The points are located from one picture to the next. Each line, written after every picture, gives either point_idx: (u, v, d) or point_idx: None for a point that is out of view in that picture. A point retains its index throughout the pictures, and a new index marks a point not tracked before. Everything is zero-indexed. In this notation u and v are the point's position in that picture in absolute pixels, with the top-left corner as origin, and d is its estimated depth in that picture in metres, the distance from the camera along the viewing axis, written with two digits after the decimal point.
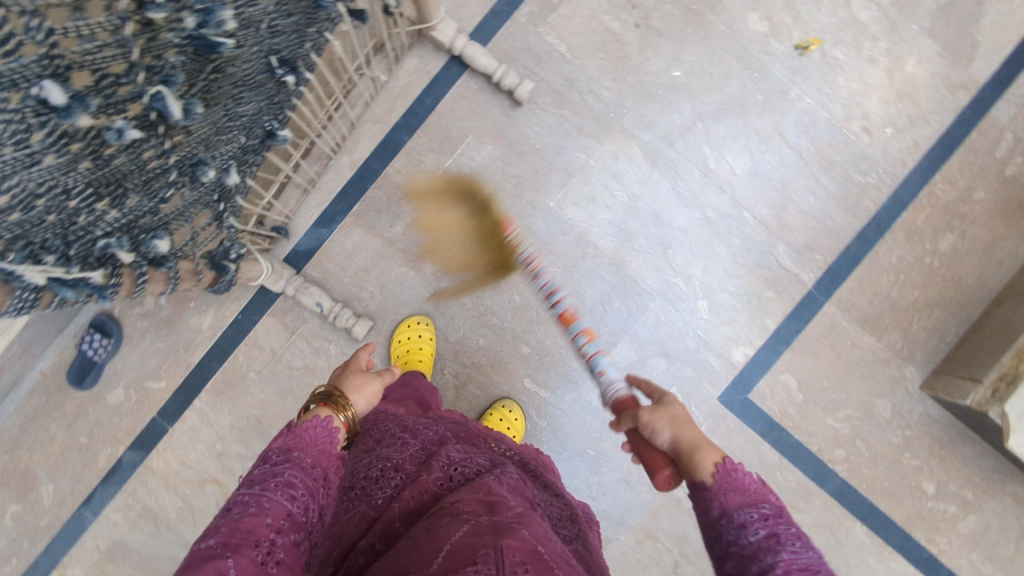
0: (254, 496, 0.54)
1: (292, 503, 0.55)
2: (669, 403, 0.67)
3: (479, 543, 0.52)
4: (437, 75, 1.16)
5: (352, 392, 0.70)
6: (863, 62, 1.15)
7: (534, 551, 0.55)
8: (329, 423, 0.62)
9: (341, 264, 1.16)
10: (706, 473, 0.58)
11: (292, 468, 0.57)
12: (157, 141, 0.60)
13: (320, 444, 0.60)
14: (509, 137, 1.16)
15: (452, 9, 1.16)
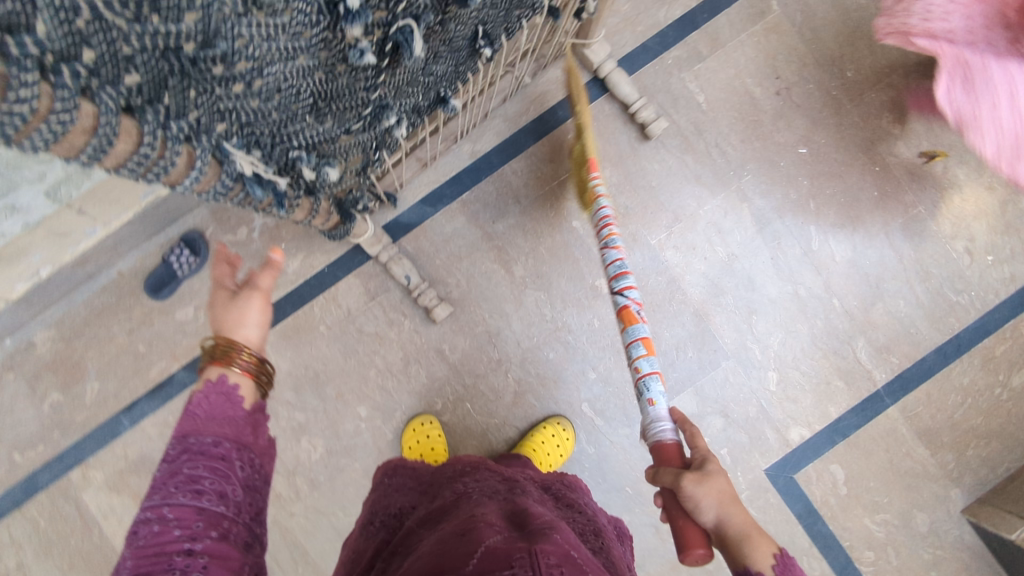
0: (156, 509, 0.53)
1: (200, 499, 0.54)
2: (714, 475, 0.64)
3: (511, 547, 0.56)
4: (576, 91, 1.18)
5: (240, 340, 0.66)
6: (982, 187, 1.18)
7: (568, 554, 0.58)
8: (222, 393, 0.61)
9: (436, 245, 1.17)
10: (763, 568, 0.58)
11: (190, 460, 0.56)
12: (376, 74, 0.62)
13: (216, 416, 0.59)
14: (629, 167, 1.18)
15: (607, 33, 1.19)
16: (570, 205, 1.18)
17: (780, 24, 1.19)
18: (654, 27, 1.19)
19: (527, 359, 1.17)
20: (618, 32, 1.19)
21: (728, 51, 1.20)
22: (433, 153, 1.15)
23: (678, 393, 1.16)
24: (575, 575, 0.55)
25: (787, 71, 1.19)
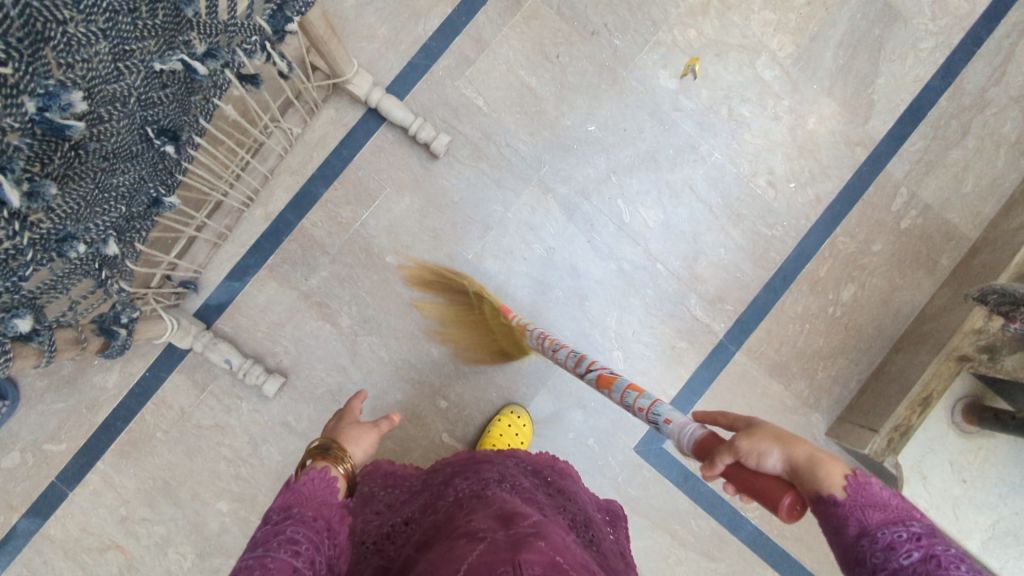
0: (258, 558, 0.52)
1: (296, 558, 0.53)
2: (760, 423, 0.56)
3: (495, 561, 0.51)
4: (354, 127, 1.15)
5: (349, 442, 0.71)
6: (768, 120, 1.20)
7: (552, 560, 0.53)
8: (327, 473, 0.63)
9: (254, 318, 1.13)
10: (835, 488, 0.49)
11: (294, 524, 0.56)
12: (6, 224, 0.57)
13: (320, 495, 0.60)
14: (427, 189, 1.15)
15: (369, 62, 1.15)
16: (380, 242, 1.15)
17: (538, 9, 1.18)
18: (415, 42, 1.16)
19: (376, 407, 1.14)
20: (379, 58, 1.16)
21: (494, 48, 1.17)
22: (223, 228, 1.11)
23: (533, 397, 1.16)
24: None
25: (558, 53, 1.18)
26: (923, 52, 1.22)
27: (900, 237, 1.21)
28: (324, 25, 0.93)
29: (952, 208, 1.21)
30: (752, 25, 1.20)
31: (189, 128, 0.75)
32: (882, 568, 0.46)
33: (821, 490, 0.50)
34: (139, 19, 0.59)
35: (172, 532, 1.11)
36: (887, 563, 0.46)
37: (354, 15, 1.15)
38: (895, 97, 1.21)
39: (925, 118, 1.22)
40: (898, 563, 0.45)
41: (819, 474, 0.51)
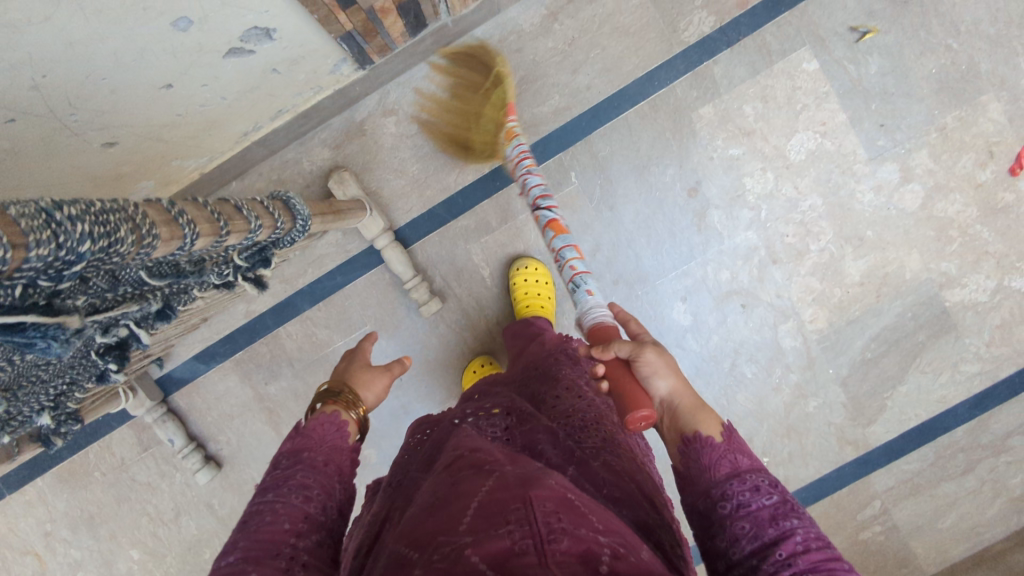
0: (269, 503, 0.54)
1: (308, 503, 0.55)
2: (665, 350, 0.62)
3: (507, 496, 0.45)
4: (356, 256, 1.13)
5: (361, 388, 0.68)
6: (768, 387, 1.13)
7: (571, 495, 0.47)
8: (336, 418, 0.62)
9: (208, 402, 1.16)
10: (712, 433, 0.55)
11: (304, 470, 0.57)
12: None
13: (331, 441, 0.60)
14: (406, 339, 1.15)
15: (390, 197, 1.13)
16: None
17: (575, 198, 1.13)
18: (442, 191, 1.13)
19: None
20: (403, 197, 1.13)
21: (518, 224, 1.14)
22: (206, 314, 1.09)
23: None
24: (577, 522, 0.44)
25: (578, 250, 1.14)
26: (962, 374, 1.12)
27: (854, 545, 1.16)
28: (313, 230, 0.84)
29: (920, 537, 1.15)
30: (791, 287, 1.12)
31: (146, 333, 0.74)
32: (744, 506, 0.49)
33: (696, 431, 0.55)
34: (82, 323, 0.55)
35: (85, 559, 1.19)
36: (749, 502, 0.49)
37: (390, 145, 1.12)
38: (910, 409, 1.13)
39: (934, 440, 1.13)
40: (756, 505, 0.49)
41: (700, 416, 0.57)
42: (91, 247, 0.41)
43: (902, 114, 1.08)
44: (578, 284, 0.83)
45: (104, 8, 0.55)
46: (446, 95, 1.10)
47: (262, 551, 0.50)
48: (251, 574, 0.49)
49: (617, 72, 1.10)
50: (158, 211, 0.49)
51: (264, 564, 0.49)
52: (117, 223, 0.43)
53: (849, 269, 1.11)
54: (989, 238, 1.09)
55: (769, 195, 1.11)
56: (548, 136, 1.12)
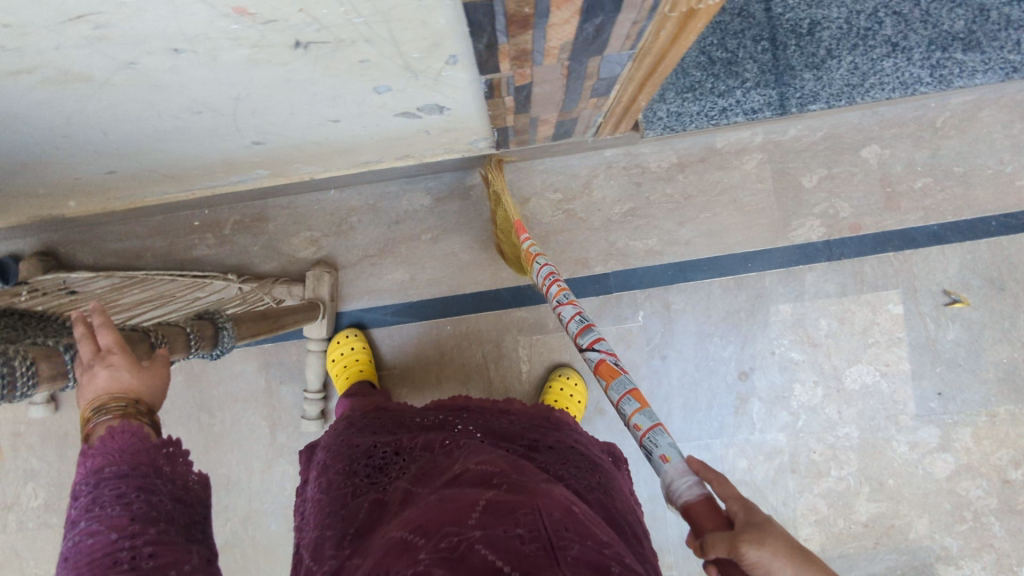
0: (89, 529, 0.50)
1: (121, 505, 0.50)
2: (769, 529, 0.45)
3: (516, 504, 0.55)
4: (414, 303, 1.18)
5: (137, 389, 0.53)
6: None
7: (569, 507, 0.57)
8: (121, 426, 0.53)
9: (220, 378, 1.18)
10: None
11: (111, 483, 0.51)
12: None
13: (127, 450, 0.52)
14: (426, 397, 1.17)
15: (466, 263, 1.17)
16: None
17: (633, 335, 1.15)
18: (515, 279, 1.17)
19: (248, 521, 1.18)
20: (478, 267, 1.17)
21: (572, 337, 1.16)
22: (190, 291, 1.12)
23: None
24: (578, 534, 0.53)
25: None
26: None
27: None
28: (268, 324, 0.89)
29: None
30: (797, 501, 1.14)
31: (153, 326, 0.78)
32: None
33: None
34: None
35: (40, 472, 1.19)
36: None
37: (487, 218, 1.16)
38: None
39: None
40: None
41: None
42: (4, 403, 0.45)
43: (961, 386, 1.11)
44: (653, 443, 0.59)
45: (331, 66, 0.57)
46: (555, 196, 1.15)
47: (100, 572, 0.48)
48: None
49: (718, 240, 1.14)
50: (48, 360, 0.48)
51: None
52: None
53: (857, 507, 1.12)
54: (1000, 534, 1.10)
55: (811, 408, 1.13)
56: (632, 270, 1.15)
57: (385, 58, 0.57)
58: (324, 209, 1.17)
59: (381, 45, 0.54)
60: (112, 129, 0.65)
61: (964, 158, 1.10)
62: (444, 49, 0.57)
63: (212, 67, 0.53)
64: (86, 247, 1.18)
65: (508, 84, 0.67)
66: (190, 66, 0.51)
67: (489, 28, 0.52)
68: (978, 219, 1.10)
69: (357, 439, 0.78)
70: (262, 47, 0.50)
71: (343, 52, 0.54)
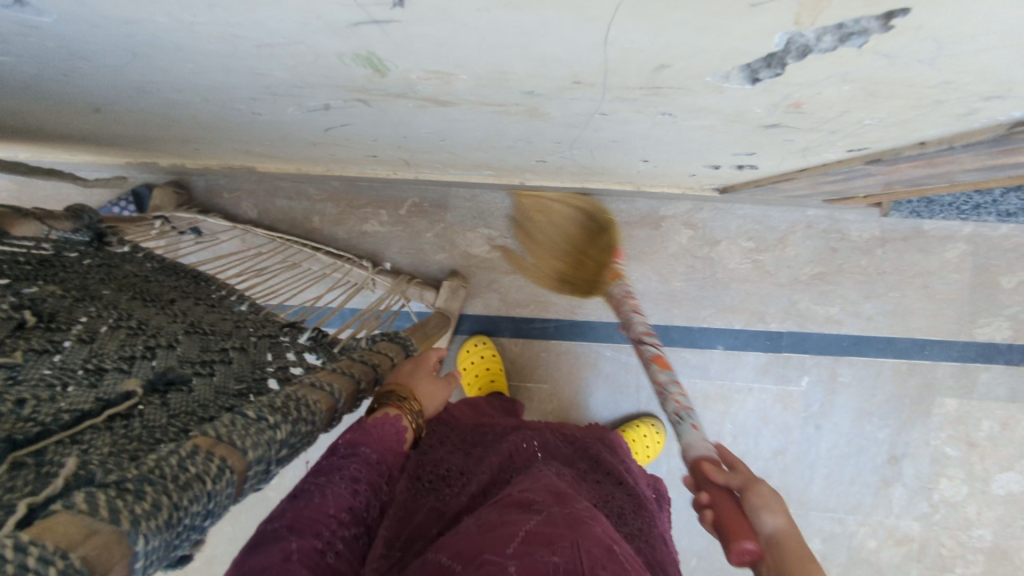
0: (317, 486, 0.58)
1: (353, 498, 0.57)
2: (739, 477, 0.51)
3: (555, 536, 0.52)
4: (578, 322, 1.15)
5: (424, 399, 0.70)
6: None
7: (609, 548, 0.54)
8: (400, 420, 0.64)
9: None
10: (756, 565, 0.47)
11: (357, 464, 0.60)
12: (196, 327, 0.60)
13: (387, 442, 0.62)
14: (571, 417, 1.16)
15: (640, 292, 1.14)
16: None
17: (793, 398, 1.14)
18: (686, 318, 1.14)
19: None
20: (651, 300, 1.14)
21: (730, 387, 1.14)
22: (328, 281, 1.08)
23: None
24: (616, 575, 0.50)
25: (765, 440, 1.14)
26: None
27: None
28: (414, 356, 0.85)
29: None
30: None
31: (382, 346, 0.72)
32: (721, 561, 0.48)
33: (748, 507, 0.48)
34: (210, 366, 0.52)
35: None
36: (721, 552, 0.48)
37: (672, 251, 1.13)
38: None
39: None
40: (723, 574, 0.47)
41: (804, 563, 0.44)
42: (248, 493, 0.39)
43: None
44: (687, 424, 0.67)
45: (749, 139, 0.52)
46: (747, 244, 1.12)
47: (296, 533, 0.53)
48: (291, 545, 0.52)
49: (902, 321, 1.11)
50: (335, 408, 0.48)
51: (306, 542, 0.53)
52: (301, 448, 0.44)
53: None
54: None
55: (952, 504, 1.13)
56: (806, 333, 1.13)
57: (812, 142, 0.52)
58: (507, 208, 1.12)
59: (830, 136, 0.50)
60: (452, 139, 0.60)
61: None
62: (874, 144, 0.53)
63: (659, 126, 0.48)
64: (252, 198, 1.13)
65: (872, 171, 0.62)
66: (648, 123, 0.46)
67: (968, 147, 0.47)
68: None
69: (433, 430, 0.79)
70: (736, 123, 0.46)
71: (785, 135, 0.50)
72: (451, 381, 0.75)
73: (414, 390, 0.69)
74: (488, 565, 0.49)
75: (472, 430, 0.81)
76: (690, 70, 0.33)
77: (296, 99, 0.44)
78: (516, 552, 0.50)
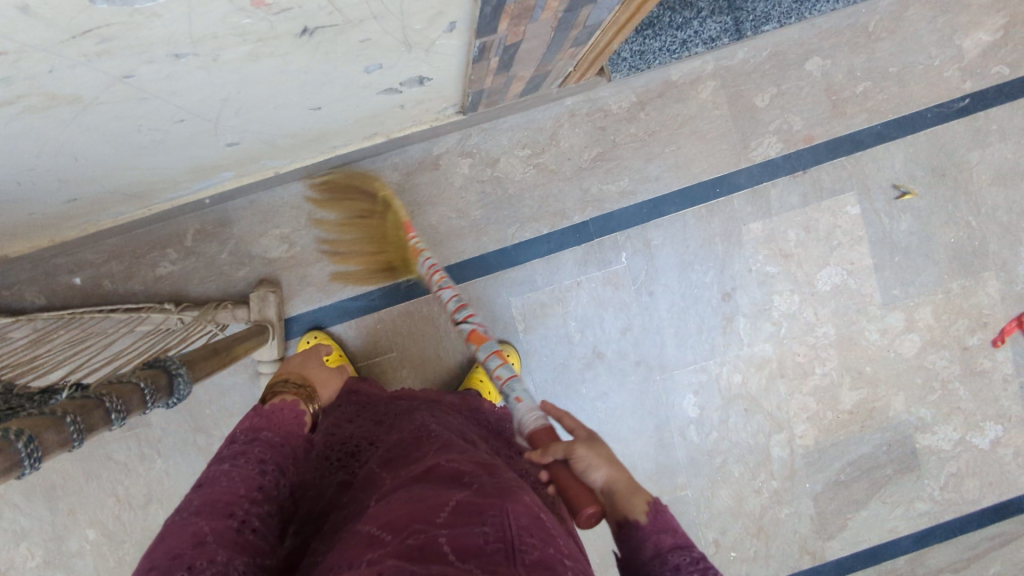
0: (225, 470, 0.63)
1: (263, 477, 0.63)
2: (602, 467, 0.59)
3: (485, 504, 0.54)
4: (399, 283, 1.16)
5: (321, 384, 0.81)
6: (751, 490, 1.22)
7: (536, 514, 0.56)
8: (295, 406, 0.73)
9: (211, 395, 1.14)
10: (640, 515, 0.57)
11: (260, 446, 0.66)
12: None
13: (288, 424, 0.71)
14: (429, 373, 1.18)
15: (445, 234, 1.16)
16: None
17: (620, 276, 1.18)
18: (497, 242, 1.17)
19: None
20: (460, 237, 1.16)
21: (562, 289, 1.18)
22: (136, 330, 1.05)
23: None
24: (541, 538, 0.53)
25: (610, 323, 1.19)
26: (915, 510, 1.24)
27: None
28: (213, 366, 0.85)
29: None
30: (790, 402, 1.22)
31: (145, 370, 0.73)
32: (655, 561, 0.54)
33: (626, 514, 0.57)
34: None
35: (32, 530, 1.12)
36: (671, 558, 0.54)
37: (459, 185, 1.15)
38: (865, 532, 1.24)
39: (878, 563, 1.24)
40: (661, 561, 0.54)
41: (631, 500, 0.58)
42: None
43: (917, 271, 1.21)
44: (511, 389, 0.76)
45: (331, 52, 0.54)
46: (524, 152, 1.15)
47: (217, 506, 0.59)
48: (207, 526, 0.57)
49: (686, 171, 1.18)
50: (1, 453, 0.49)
51: (222, 519, 0.58)
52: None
53: (842, 397, 1.22)
54: (964, 396, 1.23)
55: (791, 315, 1.20)
56: (609, 214, 1.18)
57: (388, 35, 0.54)
58: (288, 202, 1.12)
59: (387, 22, 0.52)
60: (85, 155, 0.60)
61: (896, 57, 1.17)
62: (446, 17, 0.55)
63: (211, 69, 0.49)
64: (36, 286, 1.09)
65: (499, 44, 0.65)
66: (191, 70, 0.47)
67: None
68: (916, 114, 1.18)
69: (343, 420, 0.81)
70: (267, 40, 0.47)
71: (346, 36, 0.52)
72: (343, 367, 0.86)
73: (307, 374, 0.81)
74: (417, 534, 0.51)
75: (383, 407, 0.84)
76: (69, 2, 0.34)
77: None
78: (448, 521, 0.52)
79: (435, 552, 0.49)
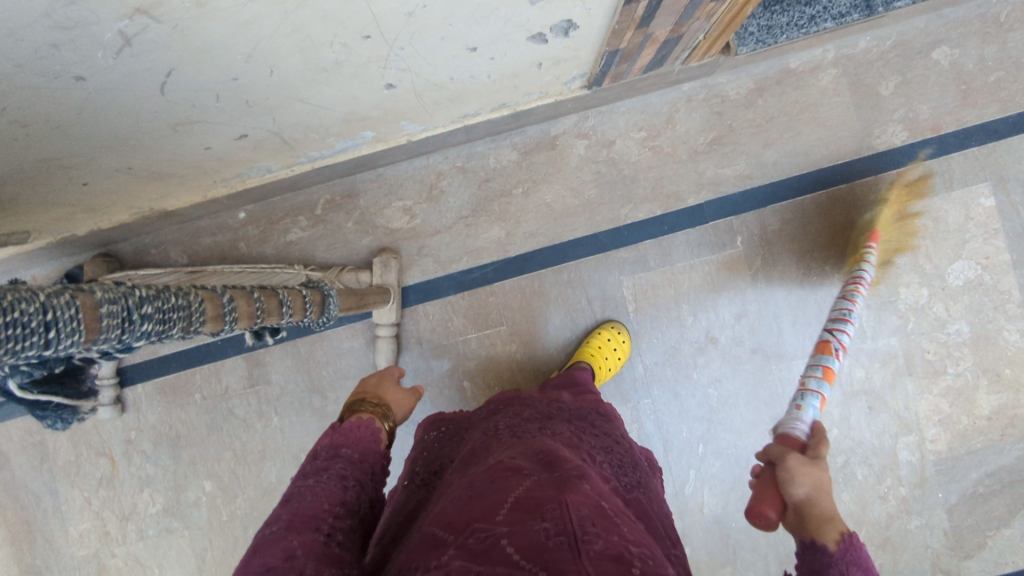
0: (308, 486, 0.57)
1: (345, 491, 0.57)
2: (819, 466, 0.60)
3: (544, 497, 0.47)
4: (513, 259, 1.19)
5: (394, 406, 0.75)
6: (875, 494, 1.14)
7: (600, 505, 0.48)
8: (371, 423, 0.67)
9: (329, 357, 1.18)
10: (829, 540, 0.52)
11: (341, 462, 0.60)
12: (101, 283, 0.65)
13: (364, 441, 0.64)
14: (537, 349, 1.18)
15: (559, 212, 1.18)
16: (469, 364, 1.18)
17: (735, 261, 1.17)
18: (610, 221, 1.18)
19: None
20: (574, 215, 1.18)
21: (675, 270, 1.18)
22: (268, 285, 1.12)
23: None
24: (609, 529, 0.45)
25: (723, 308, 1.16)
26: None
27: None
28: (348, 303, 0.88)
29: None
30: (920, 402, 1.15)
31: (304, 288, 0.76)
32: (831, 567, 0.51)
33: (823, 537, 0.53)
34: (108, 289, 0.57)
35: (156, 477, 1.18)
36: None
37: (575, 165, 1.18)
38: (1009, 554, 1.12)
39: None
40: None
41: (823, 526, 0.54)
42: (113, 347, 0.43)
43: None
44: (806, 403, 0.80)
45: None
46: (640, 134, 1.17)
47: (306, 521, 0.53)
48: (293, 542, 0.51)
49: (805, 158, 1.16)
50: (212, 301, 0.51)
51: (303, 532, 0.52)
52: (173, 324, 0.47)
53: (979, 401, 1.14)
54: None
55: (919, 309, 1.15)
56: (725, 197, 1.17)
57: None
58: (413, 177, 1.18)
59: None
60: (280, 69, 0.66)
61: None
62: None
63: None
64: (181, 245, 1.19)
65: None
66: None
67: None
68: None
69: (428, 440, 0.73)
70: None
71: None
72: (416, 391, 0.80)
73: (381, 397, 0.75)
74: (478, 533, 0.44)
75: (464, 416, 0.76)
76: None
77: (87, 31, 0.50)
78: (507, 519, 0.45)
79: (500, 557, 0.42)
